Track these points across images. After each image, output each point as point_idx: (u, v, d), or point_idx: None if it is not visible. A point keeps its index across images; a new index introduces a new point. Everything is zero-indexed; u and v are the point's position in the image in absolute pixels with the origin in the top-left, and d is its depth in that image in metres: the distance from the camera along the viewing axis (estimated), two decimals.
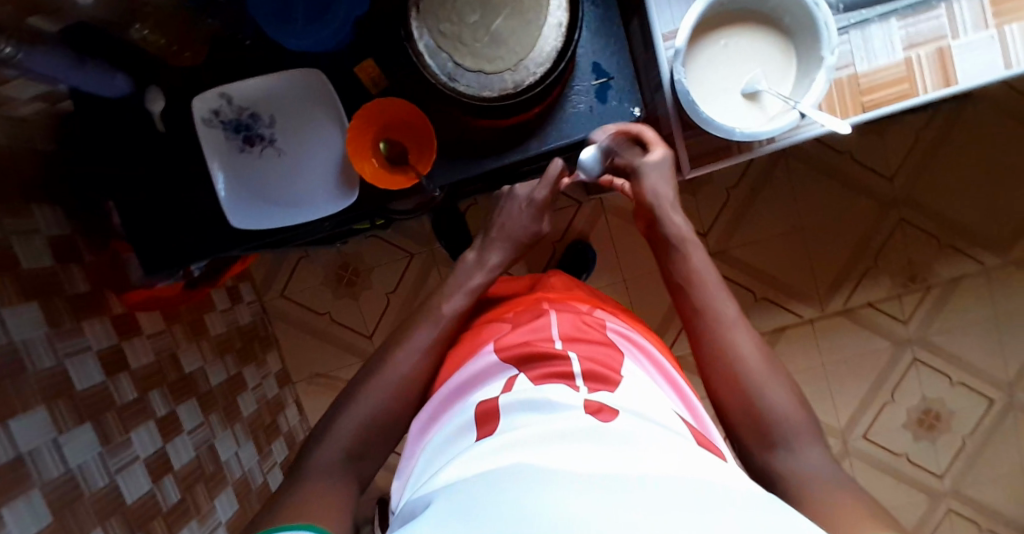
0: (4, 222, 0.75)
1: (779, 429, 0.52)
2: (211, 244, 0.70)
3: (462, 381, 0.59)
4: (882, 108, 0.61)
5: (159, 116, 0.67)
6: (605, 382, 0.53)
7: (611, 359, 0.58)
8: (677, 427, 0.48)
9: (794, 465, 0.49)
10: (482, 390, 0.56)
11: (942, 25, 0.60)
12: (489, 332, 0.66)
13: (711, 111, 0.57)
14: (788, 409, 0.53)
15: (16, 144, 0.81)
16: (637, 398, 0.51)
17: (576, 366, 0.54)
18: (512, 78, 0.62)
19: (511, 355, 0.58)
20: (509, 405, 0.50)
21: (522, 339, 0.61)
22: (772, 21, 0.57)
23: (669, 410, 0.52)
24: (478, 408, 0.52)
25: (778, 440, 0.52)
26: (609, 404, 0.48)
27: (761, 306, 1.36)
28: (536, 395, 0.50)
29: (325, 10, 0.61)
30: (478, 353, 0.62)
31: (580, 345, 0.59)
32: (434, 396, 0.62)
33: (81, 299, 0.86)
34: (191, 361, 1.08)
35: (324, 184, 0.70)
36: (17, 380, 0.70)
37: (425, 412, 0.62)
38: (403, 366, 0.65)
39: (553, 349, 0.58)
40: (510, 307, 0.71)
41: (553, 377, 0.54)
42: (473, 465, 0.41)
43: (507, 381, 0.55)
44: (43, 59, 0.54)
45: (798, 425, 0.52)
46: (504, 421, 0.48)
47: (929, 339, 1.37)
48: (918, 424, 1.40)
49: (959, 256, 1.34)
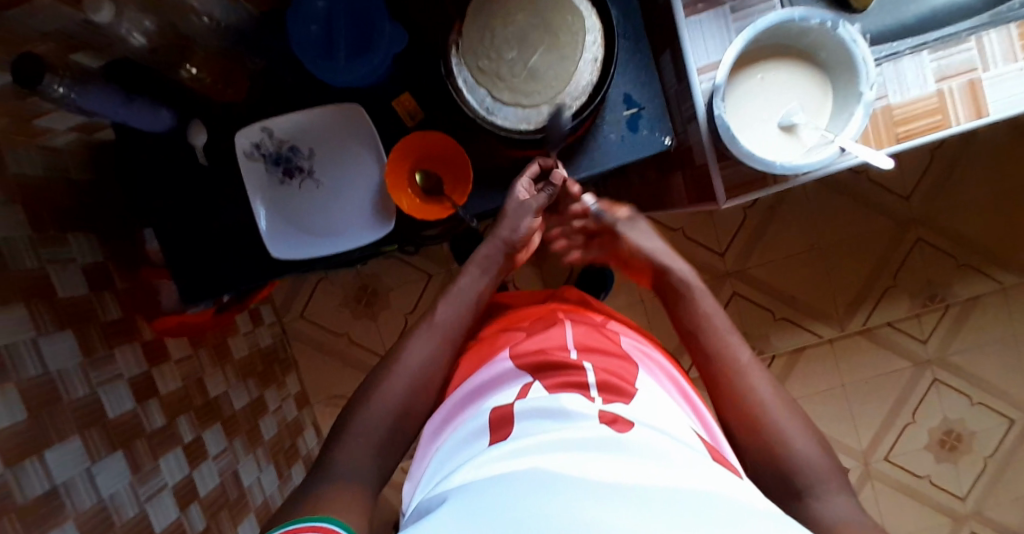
0: (40, 251, 0.76)
1: (802, 476, 0.51)
2: (246, 269, 0.71)
3: (476, 387, 0.59)
4: (916, 138, 0.62)
5: (202, 150, 0.68)
6: (620, 394, 0.52)
7: (626, 371, 0.57)
8: (692, 440, 0.48)
9: (821, 511, 0.48)
10: (496, 396, 0.56)
11: (972, 57, 0.61)
12: (504, 341, 0.65)
13: (745, 140, 0.58)
14: (812, 455, 0.52)
15: (52, 174, 0.82)
16: (653, 411, 0.50)
17: (591, 377, 0.54)
18: (549, 112, 0.64)
19: (526, 363, 0.58)
20: (522, 413, 0.50)
21: (537, 346, 0.60)
22: (809, 56, 0.58)
23: (684, 424, 0.52)
24: (493, 413, 0.52)
25: (805, 487, 0.50)
26: (624, 416, 0.48)
27: (781, 326, 1.35)
28: (549, 403, 0.50)
29: (367, 47, 0.63)
30: (492, 362, 0.61)
31: (596, 357, 0.59)
32: (447, 401, 0.61)
33: (113, 326, 0.87)
34: (216, 386, 1.08)
35: (361, 213, 0.71)
36: (53, 411, 0.70)
37: (436, 417, 0.61)
38: (417, 358, 0.63)
39: (570, 360, 0.57)
40: (523, 316, 0.70)
41: (568, 387, 0.53)
42: (492, 466, 0.41)
43: (523, 387, 0.55)
44: (95, 98, 0.56)
45: (824, 473, 0.51)
46: (520, 426, 0.48)
47: (949, 358, 1.36)
48: (940, 445, 1.39)
49: (976, 276, 1.34)
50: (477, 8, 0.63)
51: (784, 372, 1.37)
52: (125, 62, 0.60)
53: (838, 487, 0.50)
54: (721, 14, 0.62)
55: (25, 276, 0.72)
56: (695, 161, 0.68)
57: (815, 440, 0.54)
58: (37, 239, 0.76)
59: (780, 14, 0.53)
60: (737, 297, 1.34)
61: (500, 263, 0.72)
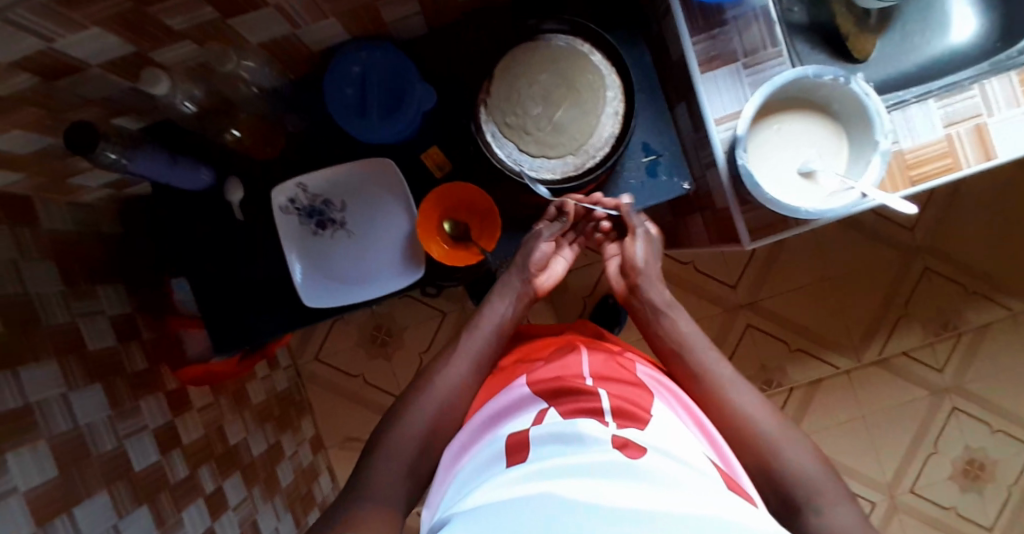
0: (71, 305, 0.77)
1: (798, 487, 0.51)
2: (278, 320, 0.72)
3: (493, 415, 0.58)
4: (929, 180, 0.64)
5: (237, 205, 0.71)
6: (634, 420, 0.51)
7: (642, 399, 0.55)
8: (705, 465, 0.47)
9: (824, 524, 0.49)
10: (511, 423, 0.55)
11: (977, 104, 0.64)
12: (521, 368, 0.64)
13: (759, 175, 0.60)
14: (807, 464, 0.53)
15: (81, 229, 0.84)
16: (670, 437, 0.49)
17: (606, 403, 0.52)
18: (573, 162, 0.66)
19: (543, 389, 0.56)
20: (539, 438, 0.49)
21: (553, 373, 0.59)
22: (822, 107, 0.61)
23: (697, 449, 0.50)
24: (507, 439, 0.51)
25: (805, 499, 0.51)
26: (635, 441, 0.47)
27: (796, 358, 1.35)
28: (565, 427, 0.49)
29: (399, 105, 0.66)
30: (509, 387, 0.61)
31: (612, 385, 0.56)
32: (468, 425, 0.59)
33: (139, 377, 0.87)
34: (236, 433, 1.07)
35: (392, 261, 0.73)
36: (82, 466, 0.70)
37: (455, 445, 0.59)
38: (454, 378, 0.63)
39: (586, 385, 0.56)
40: (538, 345, 0.69)
41: (583, 412, 0.52)
42: (506, 490, 0.42)
43: (539, 413, 0.53)
44: (146, 161, 0.59)
45: (821, 483, 0.51)
46: (537, 452, 0.47)
47: (966, 386, 1.36)
48: (963, 475, 1.37)
49: (986, 303, 1.35)
50: (504, 69, 0.66)
51: (802, 405, 1.36)
52: (168, 124, 0.66)
53: (836, 496, 0.50)
54: (735, 69, 0.64)
55: (56, 331, 0.73)
56: (716, 206, 0.71)
57: (811, 448, 0.54)
58: (69, 293, 0.78)
59: (794, 72, 0.57)
60: (751, 329, 1.35)
61: (521, 289, 0.70)
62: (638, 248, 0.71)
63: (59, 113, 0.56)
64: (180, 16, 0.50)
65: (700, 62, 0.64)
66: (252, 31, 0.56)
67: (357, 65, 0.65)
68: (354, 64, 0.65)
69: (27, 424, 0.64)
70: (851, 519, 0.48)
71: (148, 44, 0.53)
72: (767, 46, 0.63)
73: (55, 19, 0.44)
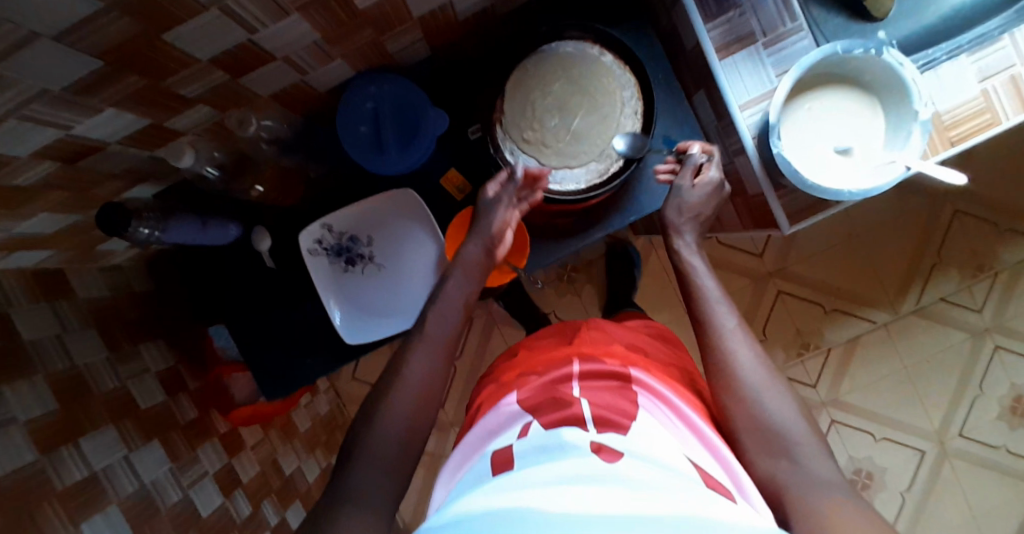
0: (119, 368, 0.78)
1: (777, 438, 0.50)
2: (327, 366, 0.73)
3: (485, 431, 0.58)
4: (970, 139, 0.62)
5: (267, 253, 0.70)
6: (614, 427, 0.50)
7: (625, 405, 0.54)
8: (684, 466, 0.46)
9: (796, 474, 0.47)
10: (499, 439, 0.55)
11: (1010, 55, 0.61)
12: (517, 383, 0.64)
13: (792, 157, 0.58)
14: (789, 417, 0.51)
15: (118, 292, 0.84)
16: (654, 443, 0.48)
17: (587, 411, 0.52)
18: (596, 167, 0.64)
19: (532, 402, 0.57)
20: (522, 451, 0.49)
21: (543, 387, 0.60)
22: (854, 80, 0.58)
23: (676, 451, 0.49)
24: (493, 457, 0.51)
25: (786, 447, 0.49)
26: (611, 445, 0.47)
27: (835, 317, 1.33)
28: (547, 439, 0.49)
29: (414, 135, 0.67)
30: (498, 404, 0.61)
31: (600, 393, 0.56)
32: (462, 444, 0.60)
33: (192, 426, 0.88)
34: (290, 463, 1.09)
35: (424, 288, 0.72)
36: (155, 524, 0.72)
37: (451, 463, 0.60)
38: (418, 371, 0.54)
39: (569, 395, 0.56)
40: (541, 359, 0.68)
41: (564, 421, 0.52)
42: (490, 498, 0.41)
43: (523, 427, 0.53)
44: (176, 230, 0.58)
45: (802, 437, 0.50)
46: (519, 462, 0.47)
47: (1007, 325, 1.32)
48: (1012, 413, 1.32)
49: (1021, 238, 1.30)
50: (517, 83, 0.65)
51: (841, 366, 1.34)
52: (190, 186, 0.65)
53: (817, 452, 0.49)
54: (754, 49, 0.61)
55: (107, 398, 0.74)
56: (748, 191, 0.68)
57: (801, 409, 0.53)
58: (114, 358, 0.78)
59: (825, 49, 0.54)
60: (782, 296, 1.33)
61: (481, 260, 0.62)
62: (670, 204, 0.65)
63: (83, 192, 0.56)
64: (192, 85, 0.50)
65: (717, 49, 0.61)
66: (261, 84, 0.56)
67: (369, 101, 0.65)
68: (365, 100, 0.64)
69: (92, 494, 0.65)
70: (828, 472, 0.47)
71: (163, 114, 0.52)
72: (785, 23, 0.60)
73: (72, 108, 0.44)
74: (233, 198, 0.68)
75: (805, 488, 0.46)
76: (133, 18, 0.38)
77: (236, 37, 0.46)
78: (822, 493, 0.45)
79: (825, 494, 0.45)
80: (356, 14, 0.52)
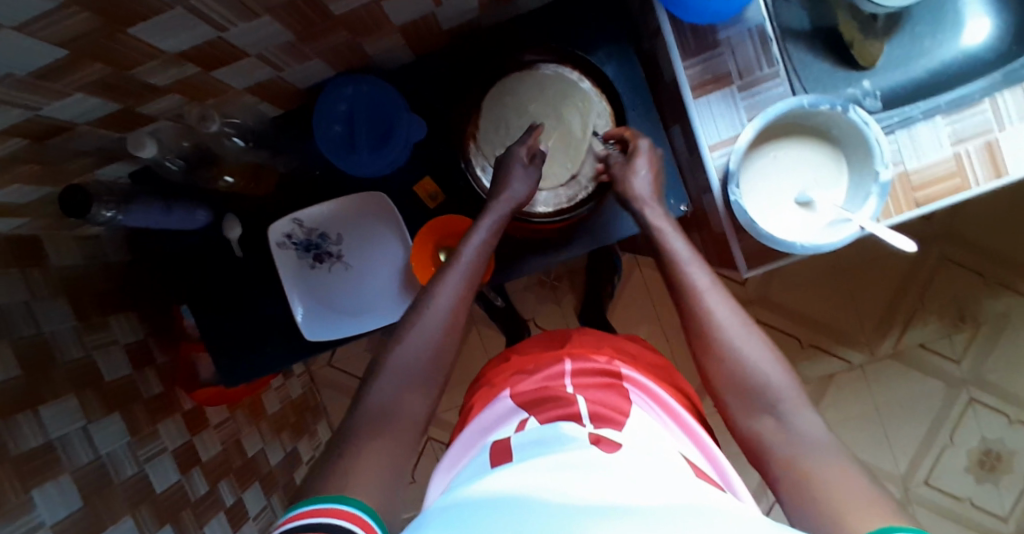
0: (86, 338, 0.78)
1: (764, 392, 0.47)
2: (282, 358, 0.73)
3: (480, 427, 0.56)
4: (934, 202, 0.62)
5: (236, 242, 0.72)
6: (610, 423, 0.47)
7: (619, 402, 0.51)
8: (676, 460, 0.43)
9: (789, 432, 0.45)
10: (496, 432, 0.52)
11: (988, 119, 0.61)
12: (508, 381, 0.61)
13: (751, 205, 0.59)
14: (772, 370, 0.48)
15: (92, 263, 0.83)
16: (646, 439, 0.45)
17: (584, 408, 0.49)
18: (566, 194, 0.68)
19: (526, 399, 0.54)
20: (519, 445, 0.46)
21: (539, 384, 0.57)
22: (821, 132, 0.59)
23: (670, 447, 0.46)
24: (491, 449, 0.48)
25: (768, 403, 0.47)
26: (610, 437, 0.44)
27: (808, 353, 1.29)
28: (546, 432, 0.46)
29: (387, 137, 0.69)
30: (493, 401, 0.58)
31: (596, 390, 0.53)
32: (457, 440, 0.57)
33: (156, 401, 0.88)
34: (254, 444, 1.08)
35: (390, 291, 0.74)
36: (106, 496, 0.71)
37: (445, 459, 0.57)
38: (445, 298, 0.54)
39: (564, 393, 0.53)
40: (534, 358, 0.65)
41: (559, 417, 0.48)
42: (491, 482, 0.37)
43: (520, 422, 0.51)
44: (139, 212, 0.60)
45: (785, 392, 0.47)
46: (517, 454, 0.44)
47: (985, 377, 1.27)
48: (979, 465, 1.28)
49: (1007, 291, 1.26)
50: (493, 104, 0.69)
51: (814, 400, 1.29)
52: (152, 173, 0.67)
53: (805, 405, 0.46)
54: (729, 91, 0.61)
55: (71, 366, 0.73)
56: (714, 227, 0.68)
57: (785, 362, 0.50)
58: (82, 327, 0.78)
59: (791, 100, 0.56)
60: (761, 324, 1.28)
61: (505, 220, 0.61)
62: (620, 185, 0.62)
63: (57, 166, 0.57)
64: (161, 75, 0.51)
65: (693, 87, 0.62)
66: (236, 77, 0.57)
67: (343, 103, 0.67)
68: (339, 101, 0.67)
69: (46, 461, 0.65)
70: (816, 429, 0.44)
71: (133, 100, 0.53)
72: (762, 67, 0.61)
73: (43, 88, 0.45)
74: (206, 187, 0.68)
75: (795, 445, 0.44)
76: (95, 14, 0.39)
77: (206, 34, 0.47)
78: (816, 452, 0.42)
79: (823, 458, 0.42)
80: (332, 19, 0.53)
